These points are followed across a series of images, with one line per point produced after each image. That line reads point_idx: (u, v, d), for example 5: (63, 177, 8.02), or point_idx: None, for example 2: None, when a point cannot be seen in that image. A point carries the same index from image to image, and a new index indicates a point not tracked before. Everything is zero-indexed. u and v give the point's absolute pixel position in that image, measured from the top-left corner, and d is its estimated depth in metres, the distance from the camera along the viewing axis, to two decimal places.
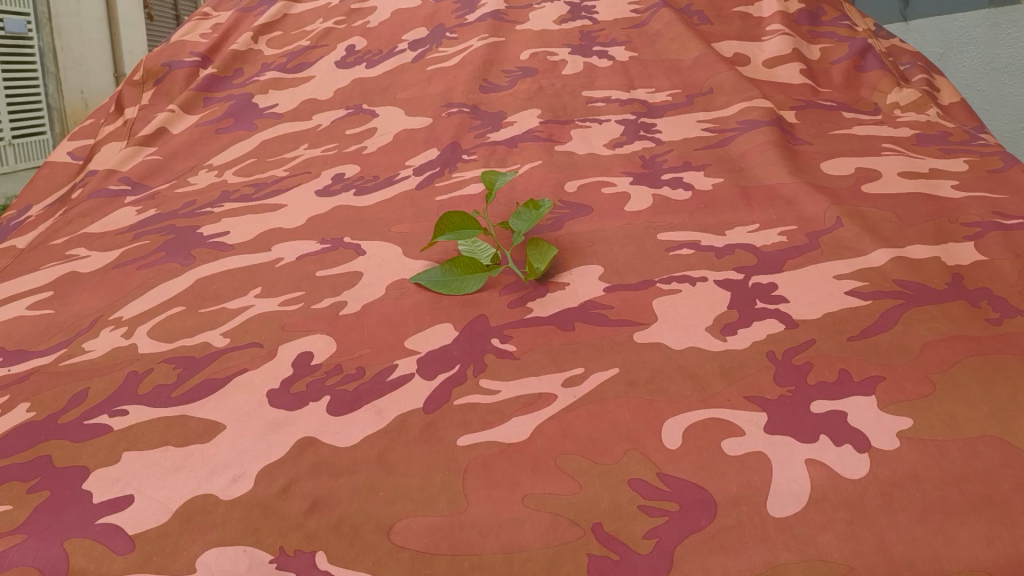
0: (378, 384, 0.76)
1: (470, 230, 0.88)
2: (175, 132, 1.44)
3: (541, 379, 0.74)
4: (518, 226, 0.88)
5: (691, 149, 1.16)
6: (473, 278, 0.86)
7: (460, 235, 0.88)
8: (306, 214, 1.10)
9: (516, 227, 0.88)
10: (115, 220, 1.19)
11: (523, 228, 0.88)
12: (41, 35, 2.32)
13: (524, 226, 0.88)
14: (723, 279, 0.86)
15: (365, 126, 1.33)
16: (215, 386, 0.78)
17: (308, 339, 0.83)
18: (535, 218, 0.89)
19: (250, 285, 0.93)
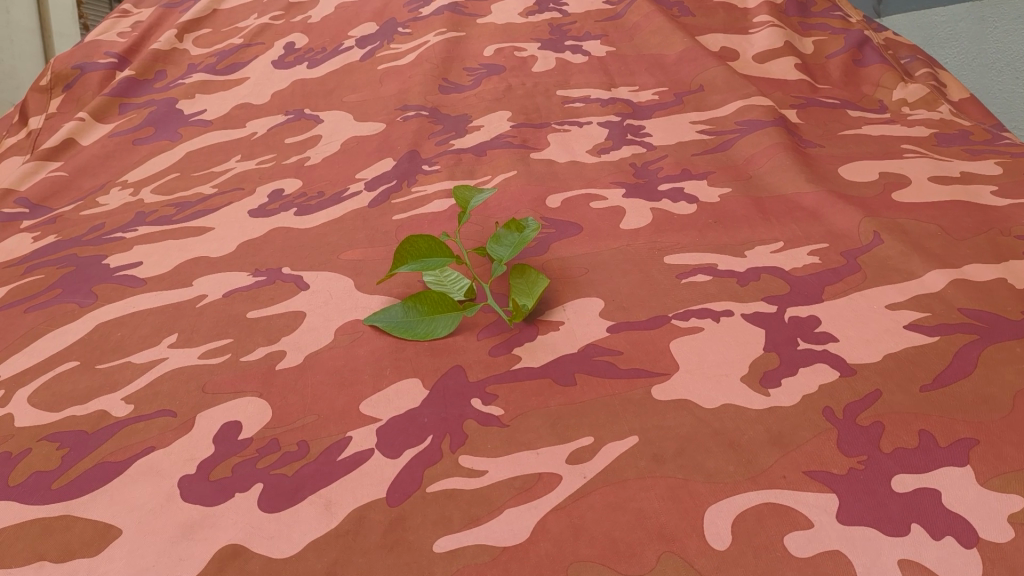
0: (326, 466, 0.58)
1: (441, 258, 0.71)
2: (85, 143, 1.24)
3: (538, 455, 0.57)
4: (499, 253, 0.73)
5: (689, 156, 1.00)
6: (442, 316, 0.69)
7: (427, 264, 0.71)
8: (238, 238, 0.91)
9: (497, 254, 0.72)
10: (6, 250, 0.99)
11: (506, 255, 0.72)
12: None
13: (507, 253, 0.72)
14: (753, 313, 0.70)
15: (307, 134, 1.15)
16: (112, 473, 0.60)
17: (235, 404, 0.65)
18: (519, 243, 0.73)
19: (164, 331, 0.75)
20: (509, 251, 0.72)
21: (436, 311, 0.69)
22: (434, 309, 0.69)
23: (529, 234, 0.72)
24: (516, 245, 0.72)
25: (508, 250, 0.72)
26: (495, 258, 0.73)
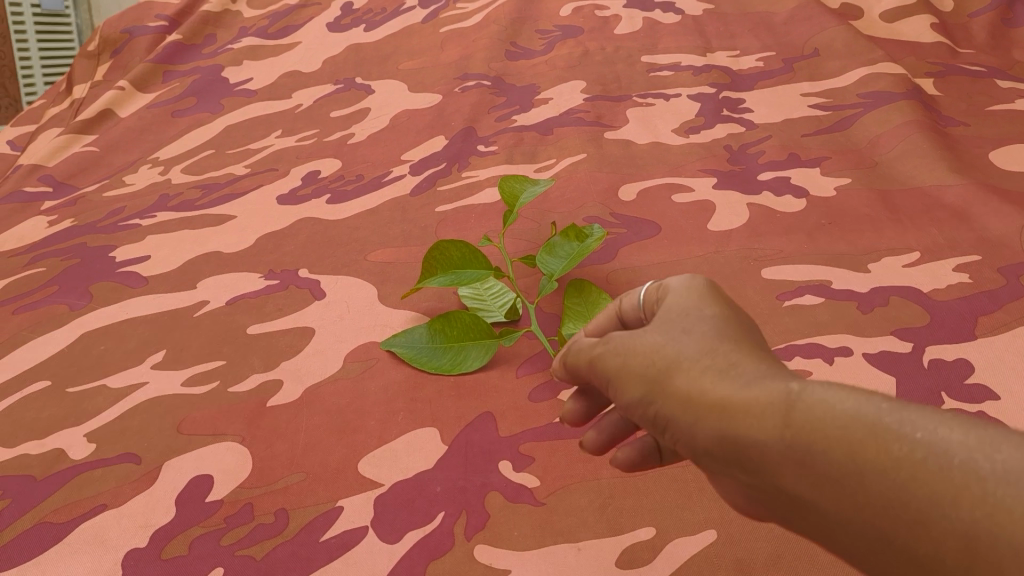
0: (305, 548, 0.45)
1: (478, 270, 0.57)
2: (124, 114, 1.14)
3: (579, 551, 0.42)
4: (552, 267, 0.58)
5: (798, 136, 0.83)
6: (472, 343, 0.55)
7: (460, 277, 0.57)
8: (259, 231, 0.79)
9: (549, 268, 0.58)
10: (18, 236, 0.88)
11: (560, 270, 0.57)
12: (77, 13, 1.93)
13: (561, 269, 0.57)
14: (879, 352, 0.53)
15: (355, 106, 1.02)
16: (48, 541, 0.47)
17: (211, 450, 0.52)
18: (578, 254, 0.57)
19: (152, 347, 0.63)
20: (564, 264, 0.57)
21: (465, 337, 0.55)
22: (463, 335, 0.55)
23: (590, 245, 0.56)
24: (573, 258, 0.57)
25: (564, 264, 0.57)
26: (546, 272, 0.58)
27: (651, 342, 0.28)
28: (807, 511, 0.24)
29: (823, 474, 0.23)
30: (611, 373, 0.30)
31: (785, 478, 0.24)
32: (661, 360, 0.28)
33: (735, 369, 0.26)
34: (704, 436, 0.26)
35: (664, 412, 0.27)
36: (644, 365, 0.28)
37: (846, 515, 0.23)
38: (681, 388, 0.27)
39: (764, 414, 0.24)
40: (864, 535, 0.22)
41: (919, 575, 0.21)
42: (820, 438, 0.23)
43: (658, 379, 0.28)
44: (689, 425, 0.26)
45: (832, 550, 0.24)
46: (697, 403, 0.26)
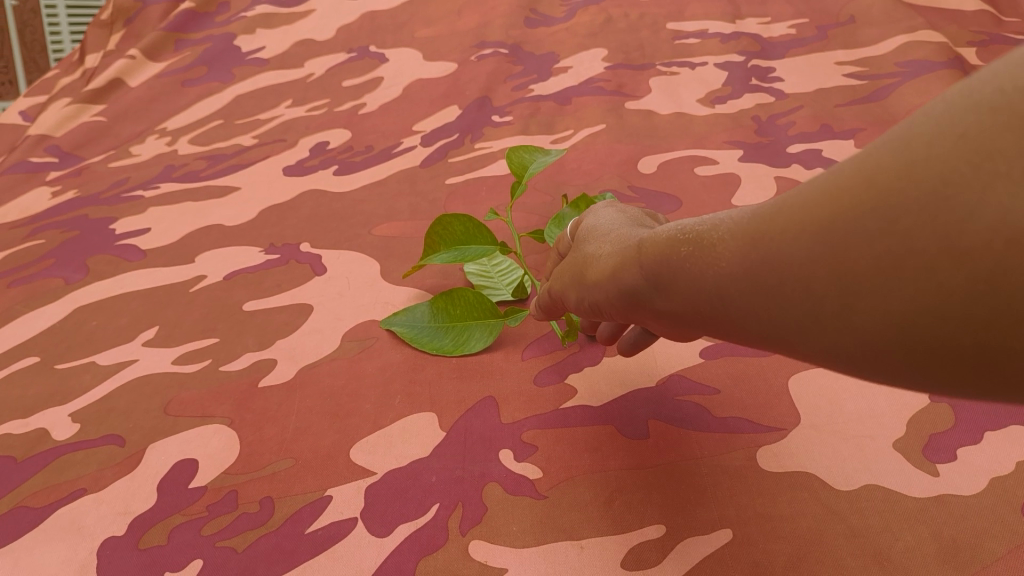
0: (290, 541, 0.41)
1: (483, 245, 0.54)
2: (134, 83, 1.11)
3: (581, 550, 0.39)
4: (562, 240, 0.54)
5: (831, 107, 0.78)
6: (475, 322, 0.52)
7: (463, 253, 0.53)
8: (264, 203, 0.76)
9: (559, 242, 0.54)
10: (20, 206, 0.85)
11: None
12: None
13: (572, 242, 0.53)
14: None
15: (368, 75, 0.99)
16: (23, 526, 0.44)
17: (198, 433, 0.49)
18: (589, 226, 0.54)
19: (145, 323, 0.60)
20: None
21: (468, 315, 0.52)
22: (466, 313, 0.52)
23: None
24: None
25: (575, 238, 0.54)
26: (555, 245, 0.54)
27: (654, 233, 0.30)
28: (822, 326, 0.23)
29: (821, 266, 0.22)
30: (626, 275, 0.31)
31: (790, 291, 0.24)
32: (666, 233, 0.29)
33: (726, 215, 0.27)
34: (711, 284, 0.26)
35: (676, 281, 0.28)
36: (654, 246, 0.29)
37: (852, 289, 0.22)
38: (682, 251, 0.27)
39: (760, 238, 0.24)
40: (874, 302, 0.21)
41: (827, 314, 0.23)
42: (800, 239, 0.23)
43: (662, 250, 0.29)
44: (698, 281, 0.27)
45: (863, 365, 0.23)
46: (699, 259, 0.27)
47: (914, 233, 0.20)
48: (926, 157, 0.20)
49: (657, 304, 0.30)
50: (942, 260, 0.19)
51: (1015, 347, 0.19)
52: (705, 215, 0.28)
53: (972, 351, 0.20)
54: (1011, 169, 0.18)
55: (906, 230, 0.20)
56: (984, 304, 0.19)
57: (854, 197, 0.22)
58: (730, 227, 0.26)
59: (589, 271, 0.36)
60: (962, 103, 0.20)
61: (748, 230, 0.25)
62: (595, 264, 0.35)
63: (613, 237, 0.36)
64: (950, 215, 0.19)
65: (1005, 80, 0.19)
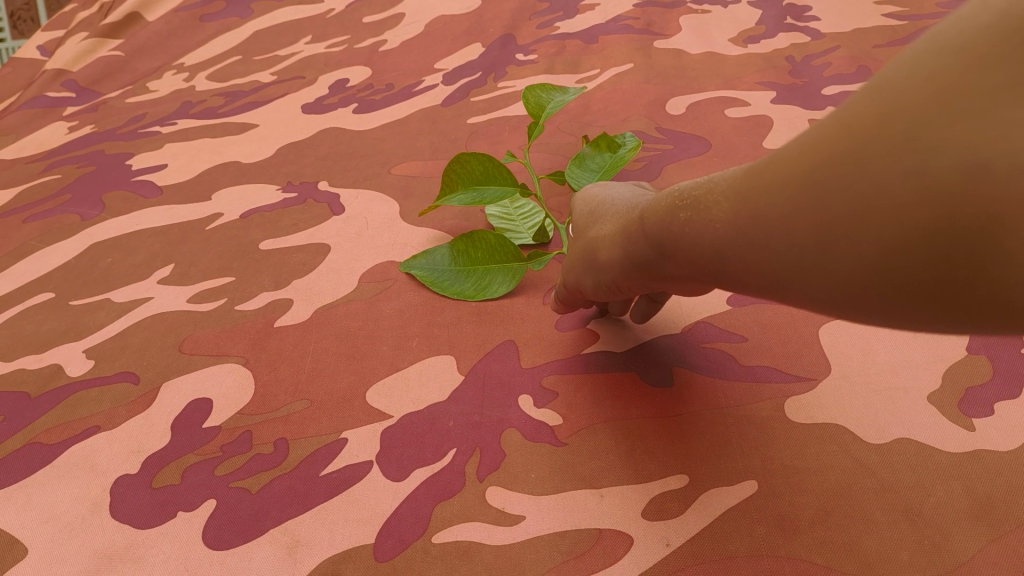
0: (304, 482, 0.41)
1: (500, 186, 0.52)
2: (151, 18, 1.09)
3: (602, 499, 0.38)
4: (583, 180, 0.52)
5: (869, 47, 0.75)
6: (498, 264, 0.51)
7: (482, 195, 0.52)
8: (281, 140, 0.75)
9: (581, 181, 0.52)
10: (37, 141, 0.84)
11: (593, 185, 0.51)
12: None
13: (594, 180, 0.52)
14: None
15: (389, 12, 0.97)
16: (37, 462, 0.44)
17: (213, 372, 0.48)
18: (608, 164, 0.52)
19: (160, 261, 0.59)
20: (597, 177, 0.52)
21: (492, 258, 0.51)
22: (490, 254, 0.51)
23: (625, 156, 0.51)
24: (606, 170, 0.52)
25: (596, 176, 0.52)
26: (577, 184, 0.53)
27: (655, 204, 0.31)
28: (805, 273, 0.24)
29: (806, 220, 0.24)
30: (638, 243, 0.33)
31: (775, 244, 0.25)
32: (664, 203, 0.30)
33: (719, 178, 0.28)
34: (708, 244, 0.27)
35: (680, 246, 0.29)
36: (657, 217, 0.31)
37: (836, 232, 0.23)
38: (682, 217, 0.29)
39: (751, 194, 0.26)
40: (848, 247, 0.22)
41: (819, 259, 0.24)
42: (784, 199, 0.24)
43: (665, 217, 0.30)
44: (697, 244, 0.28)
45: (841, 308, 0.24)
46: (697, 224, 0.28)
47: (884, 178, 0.21)
48: (900, 103, 0.21)
49: (663, 267, 0.32)
50: (912, 198, 0.21)
51: (975, 276, 0.20)
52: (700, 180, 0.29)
53: (933, 286, 0.21)
54: (979, 111, 0.19)
55: (879, 176, 0.21)
56: (950, 236, 0.20)
57: (830, 156, 0.23)
58: (722, 191, 0.27)
59: (600, 241, 0.38)
60: (928, 55, 0.21)
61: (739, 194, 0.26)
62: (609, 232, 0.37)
63: (620, 209, 0.38)
64: (920, 155, 0.20)
65: (967, 28, 0.20)
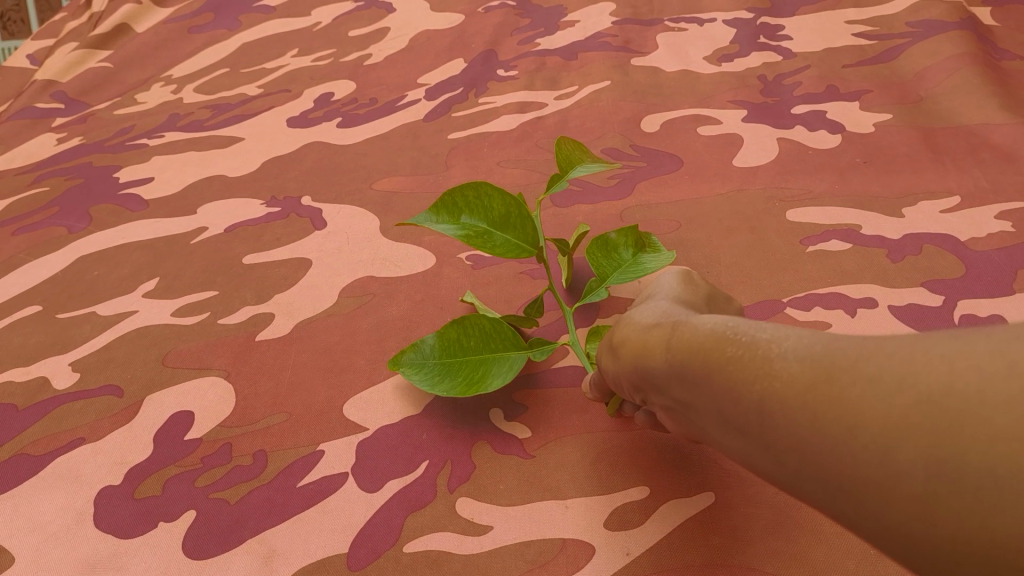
0: (282, 493, 0.42)
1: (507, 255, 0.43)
2: (140, 29, 1.10)
3: (566, 509, 0.40)
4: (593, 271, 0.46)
5: (838, 67, 0.77)
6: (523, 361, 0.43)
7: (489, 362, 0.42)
8: (266, 154, 0.76)
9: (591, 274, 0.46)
10: (25, 153, 0.85)
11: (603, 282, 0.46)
12: None
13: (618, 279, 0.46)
14: (906, 306, 0.50)
15: (375, 26, 0.99)
16: (24, 474, 0.45)
17: (195, 385, 0.50)
18: (621, 244, 0.48)
19: (146, 274, 0.61)
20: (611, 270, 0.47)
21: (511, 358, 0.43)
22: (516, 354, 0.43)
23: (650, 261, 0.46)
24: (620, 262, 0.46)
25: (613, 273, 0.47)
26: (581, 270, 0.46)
27: (701, 324, 0.31)
28: (859, 494, 0.25)
29: (875, 417, 0.24)
30: (661, 354, 0.32)
31: (841, 454, 0.25)
32: (715, 331, 0.30)
33: (786, 333, 0.28)
34: (753, 407, 0.28)
35: (717, 381, 0.29)
36: (695, 340, 0.30)
37: (920, 475, 0.23)
38: (733, 356, 0.29)
39: (831, 392, 0.26)
40: (929, 496, 0.23)
41: (885, 488, 0.24)
42: (864, 388, 0.25)
43: (708, 346, 0.30)
44: (741, 389, 0.28)
45: (891, 540, 0.24)
46: (750, 368, 0.28)
47: (970, 439, 0.22)
48: None
49: (697, 411, 0.31)
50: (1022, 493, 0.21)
51: None
52: (766, 326, 0.29)
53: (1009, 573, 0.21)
54: None
55: (986, 452, 0.22)
56: None
57: (925, 374, 0.24)
58: (794, 351, 0.27)
59: (626, 343, 0.35)
60: None
61: (812, 362, 0.27)
62: (633, 327, 0.35)
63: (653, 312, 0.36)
64: None
65: None
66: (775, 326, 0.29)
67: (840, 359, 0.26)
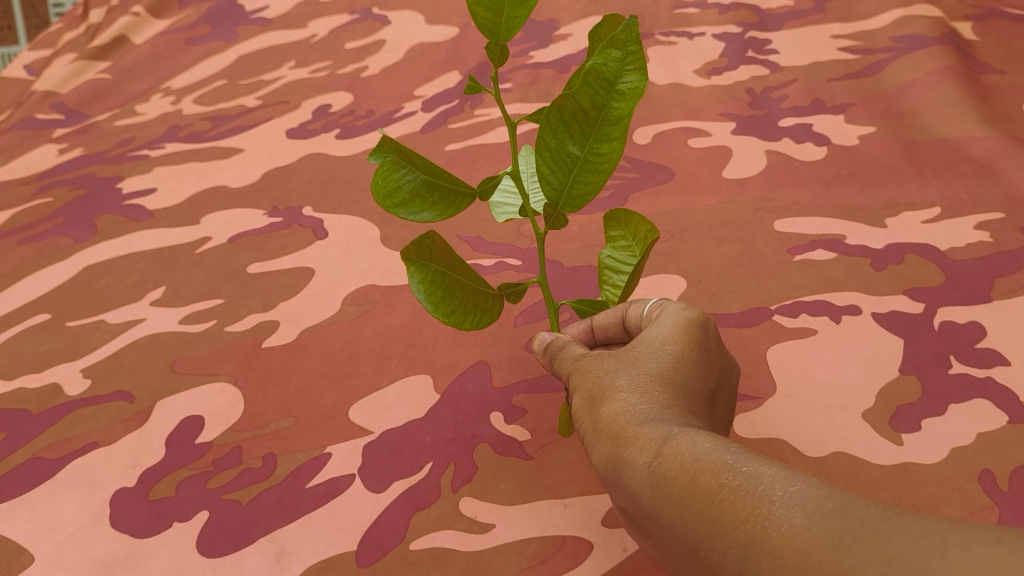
0: (290, 495, 0.44)
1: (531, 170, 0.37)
2: (138, 41, 1.12)
3: (565, 508, 0.42)
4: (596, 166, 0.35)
5: (824, 81, 0.80)
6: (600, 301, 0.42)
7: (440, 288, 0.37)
8: (267, 165, 0.78)
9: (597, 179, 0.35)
10: (27, 162, 0.87)
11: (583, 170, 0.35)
12: None
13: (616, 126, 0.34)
14: (888, 312, 0.52)
15: (371, 38, 1.01)
16: (39, 477, 0.46)
17: (204, 391, 0.52)
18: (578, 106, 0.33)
19: (152, 284, 0.63)
20: (594, 131, 0.33)
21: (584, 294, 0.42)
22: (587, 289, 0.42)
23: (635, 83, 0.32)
24: (600, 123, 0.33)
25: (606, 150, 0.34)
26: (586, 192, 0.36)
27: (693, 443, 0.27)
28: None
29: None
30: (638, 456, 0.28)
31: None
32: (708, 455, 0.26)
33: (791, 481, 0.24)
34: (735, 553, 0.24)
35: (694, 512, 0.25)
36: (680, 459, 0.26)
37: None
38: (726, 489, 0.25)
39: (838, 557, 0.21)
40: None
41: None
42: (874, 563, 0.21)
43: (696, 470, 0.26)
44: (720, 528, 0.24)
45: None
46: (740, 506, 0.24)
47: None
48: None
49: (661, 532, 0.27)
50: None
51: None
52: (770, 466, 0.25)
53: None
54: None
55: None
56: None
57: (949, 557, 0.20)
58: (798, 503, 0.23)
59: (598, 426, 0.31)
60: None
61: (821, 522, 0.22)
62: (616, 408, 0.31)
63: (633, 391, 0.31)
64: None
65: None
66: (778, 468, 0.25)
67: (851, 525, 0.22)
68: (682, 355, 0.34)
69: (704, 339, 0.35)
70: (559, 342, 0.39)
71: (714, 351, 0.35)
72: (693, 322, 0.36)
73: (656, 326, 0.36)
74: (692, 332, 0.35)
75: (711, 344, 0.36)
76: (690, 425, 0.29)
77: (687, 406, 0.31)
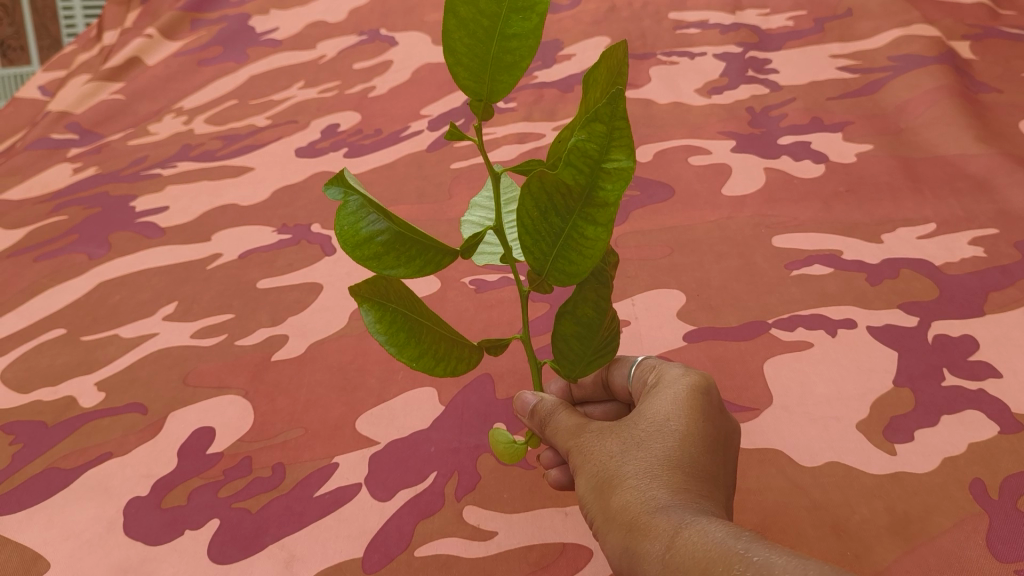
0: (299, 504, 0.45)
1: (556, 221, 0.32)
2: (152, 62, 1.14)
3: (566, 516, 0.43)
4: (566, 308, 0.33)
5: (822, 100, 0.81)
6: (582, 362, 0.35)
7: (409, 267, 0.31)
8: (277, 183, 0.80)
9: (599, 347, 0.34)
10: (42, 181, 0.88)
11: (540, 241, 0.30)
12: None
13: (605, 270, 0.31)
14: (883, 326, 0.53)
15: (379, 58, 1.03)
16: (55, 486, 0.48)
17: (215, 403, 0.53)
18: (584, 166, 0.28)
19: (164, 299, 0.64)
20: (581, 208, 0.29)
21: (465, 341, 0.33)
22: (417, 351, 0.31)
23: (624, 162, 0.27)
24: (586, 207, 0.28)
25: (593, 234, 0.29)
26: (562, 351, 0.34)
27: (705, 535, 0.27)
28: None
29: None
30: (654, 548, 0.28)
31: None
32: (721, 548, 0.26)
33: (803, 568, 0.24)
34: None
35: None
36: (695, 554, 0.27)
37: None
38: None
39: None
40: None
41: None
42: None
43: (709, 565, 0.26)
44: None
45: None
46: None
47: None
48: None
49: None
50: None
51: None
52: (782, 555, 0.25)
53: None
54: None
55: None
56: None
57: None
58: None
59: (608, 511, 0.31)
60: None
61: None
62: (624, 494, 0.31)
63: (636, 467, 0.32)
64: None
65: None
66: (791, 556, 0.25)
67: None
68: (683, 419, 0.34)
69: (708, 396, 0.35)
70: (544, 405, 0.37)
71: (718, 407, 0.35)
72: (694, 381, 0.36)
73: (657, 390, 0.36)
74: (694, 392, 0.35)
75: (713, 402, 0.35)
76: (701, 506, 0.30)
77: (695, 479, 0.31)
